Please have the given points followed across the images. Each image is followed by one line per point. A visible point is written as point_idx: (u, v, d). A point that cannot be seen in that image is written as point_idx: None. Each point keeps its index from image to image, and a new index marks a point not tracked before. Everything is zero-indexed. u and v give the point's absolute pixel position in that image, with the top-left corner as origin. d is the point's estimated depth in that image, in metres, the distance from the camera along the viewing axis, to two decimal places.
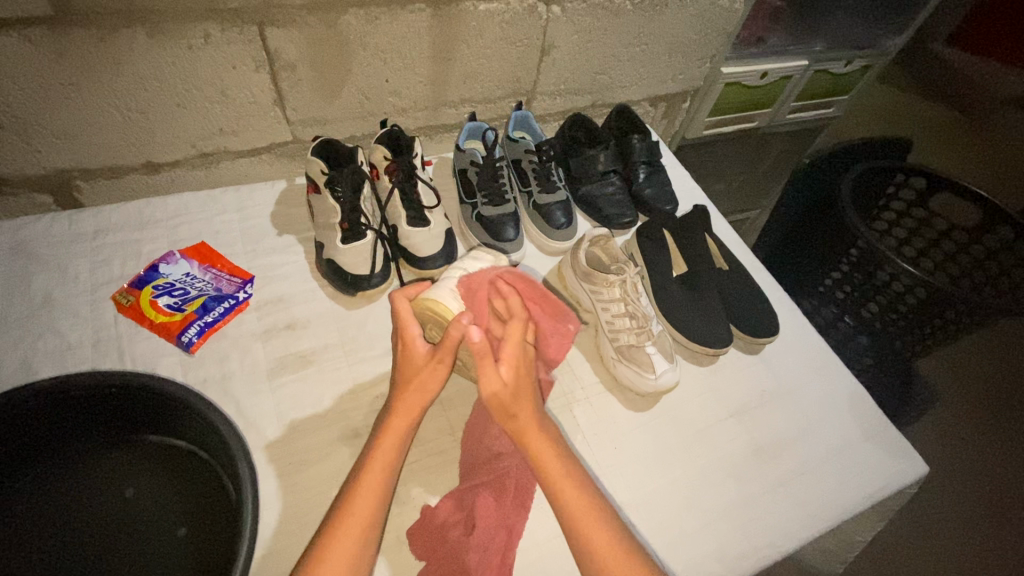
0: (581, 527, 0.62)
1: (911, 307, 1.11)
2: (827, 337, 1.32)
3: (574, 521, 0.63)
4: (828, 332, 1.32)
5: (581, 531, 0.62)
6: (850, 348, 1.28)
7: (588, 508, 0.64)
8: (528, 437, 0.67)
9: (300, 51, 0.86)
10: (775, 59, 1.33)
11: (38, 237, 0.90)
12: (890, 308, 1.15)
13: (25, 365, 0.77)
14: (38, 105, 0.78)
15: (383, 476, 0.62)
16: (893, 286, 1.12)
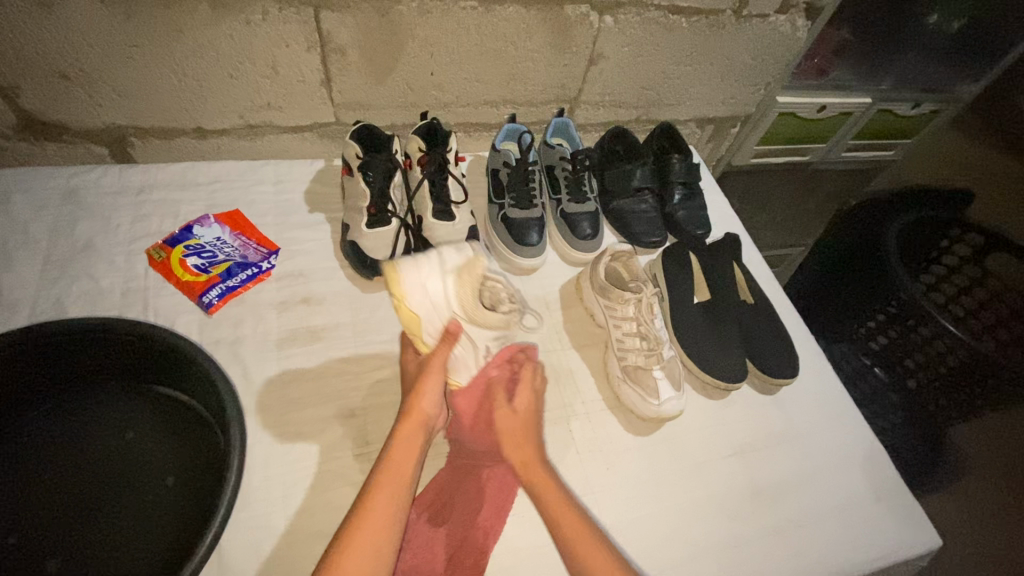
0: (569, 540, 0.65)
1: (952, 368, 1.05)
2: (852, 389, 1.26)
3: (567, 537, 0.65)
4: (855, 384, 1.26)
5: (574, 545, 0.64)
6: (876, 403, 1.22)
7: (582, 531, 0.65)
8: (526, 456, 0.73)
9: (352, 36, 0.89)
10: (835, 93, 1.29)
11: (89, 186, 0.95)
12: (929, 368, 1.09)
13: (59, 303, 0.82)
14: (103, 61, 0.83)
15: (400, 492, 0.62)
16: (933, 346, 1.07)
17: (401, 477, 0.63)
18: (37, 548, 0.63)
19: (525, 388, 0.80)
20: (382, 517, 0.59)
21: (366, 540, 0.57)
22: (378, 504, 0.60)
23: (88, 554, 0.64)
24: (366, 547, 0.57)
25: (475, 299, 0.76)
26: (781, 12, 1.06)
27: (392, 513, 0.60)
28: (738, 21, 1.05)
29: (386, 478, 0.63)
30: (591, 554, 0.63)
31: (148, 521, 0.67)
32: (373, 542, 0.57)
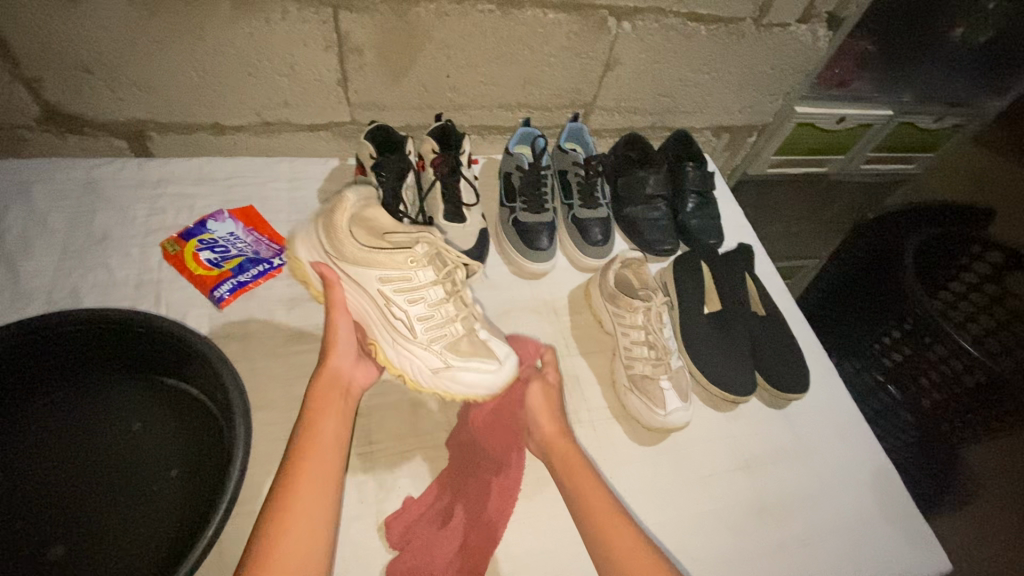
0: (599, 529, 0.66)
1: (969, 387, 1.06)
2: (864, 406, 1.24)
3: (597, 524, 0.66)
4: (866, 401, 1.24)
5: (604, 534, 0.65)
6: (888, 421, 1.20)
7: (612, 518, 0.66)
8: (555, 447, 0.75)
9: (369, 37, 0.89)
10: (856, 104, 1.27)
11: (107, 178, 0.97)
12: (942, 387, 1.09)
13: (75, 293, 0.84)
14: (126, 56, 0.84)
15: (331, 468, 0.65)
16: (949, 364, 1.07)
17: (322, 451, 0.66)
18: (42, 535, 0.64)
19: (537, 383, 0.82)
20: (314, 492, 0.61)
21: (302, 516, 0.59)
22: (309, 479, 0.62)
23: (93, 541, 0.65)
24: (303, 522, 0.58)
25: (362, 237, 0.77)
26: (803, 22, 1.05)
27: (326, 489, 0.62)
28: (759, 30, 1.04)
29: (311, 455, 0.64)
30: (620, 540, 0.64)
31: (152, 512, 0.68)
32: (307, 512, 0.60)
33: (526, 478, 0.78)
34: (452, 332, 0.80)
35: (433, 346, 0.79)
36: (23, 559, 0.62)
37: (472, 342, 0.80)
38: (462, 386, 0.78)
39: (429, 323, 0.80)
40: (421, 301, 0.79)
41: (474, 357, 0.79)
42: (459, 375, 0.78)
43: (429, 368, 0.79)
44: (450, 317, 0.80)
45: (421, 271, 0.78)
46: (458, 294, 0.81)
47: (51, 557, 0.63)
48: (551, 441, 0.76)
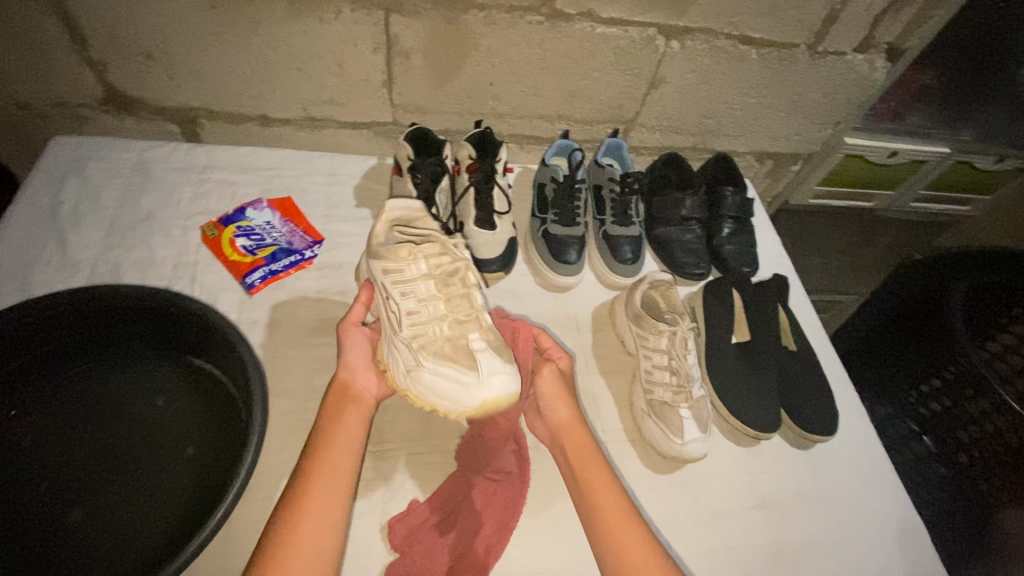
0: (601, 522, 0.67)
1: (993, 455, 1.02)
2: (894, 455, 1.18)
3: (597, 518, 0.68)
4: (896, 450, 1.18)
5: (604, 526, 0.67)
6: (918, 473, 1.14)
7: (613, 511, 0.68)
8: (566, 433, 0.75)
9: (418, 41, 0.91)
10: (909, 139, 1.22)
11: (157, 160, 1.01)
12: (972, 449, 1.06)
13: (116, 268, 0.87)
14: (185, 46, 0.88)
15: (347, 473, 0.65)
16: (979, 425, 1.05)
17: (345, 450, 0.66)
18: (63, 499, 0.66)
19: (546, 368, 0.79)
20: (329, 495, 0.62)
21: (318, 512, 0.61)
22: (325, 483, 0.63)
23: (109, 510, 0.67)
24: (318, 520, 0.60)
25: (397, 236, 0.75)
26: (859, 51, 1.03)
27: (340, 493, 0.63)
28: (811, 57, 1.01)
29: (327, 456, 0.65)
30: (619, 534, 0.66)
31: (167, 487, 0.70)
32: (326, 509, 0.61)
33: (532, 494, 0.77)
34: (437, 333, 0.70)
35: (409, 344, 0.69)
36: (44, 520, 0.65)
37: (458, 347, 0.68)
38: (429, 391, 0.68)
39: (417, 319, 0.70)
40: (411, 295, 0.71)
41: (450, 363, 0.67)
42: (427, 377, 0.68)
43: (404, 366, 0.70)
44: (439, 315, 0.70)
45: (415, 261, 0.71)
46: (459, 295, 0.72)
47: (69, 521, 0.65)
48: (563, 426, 0.76)
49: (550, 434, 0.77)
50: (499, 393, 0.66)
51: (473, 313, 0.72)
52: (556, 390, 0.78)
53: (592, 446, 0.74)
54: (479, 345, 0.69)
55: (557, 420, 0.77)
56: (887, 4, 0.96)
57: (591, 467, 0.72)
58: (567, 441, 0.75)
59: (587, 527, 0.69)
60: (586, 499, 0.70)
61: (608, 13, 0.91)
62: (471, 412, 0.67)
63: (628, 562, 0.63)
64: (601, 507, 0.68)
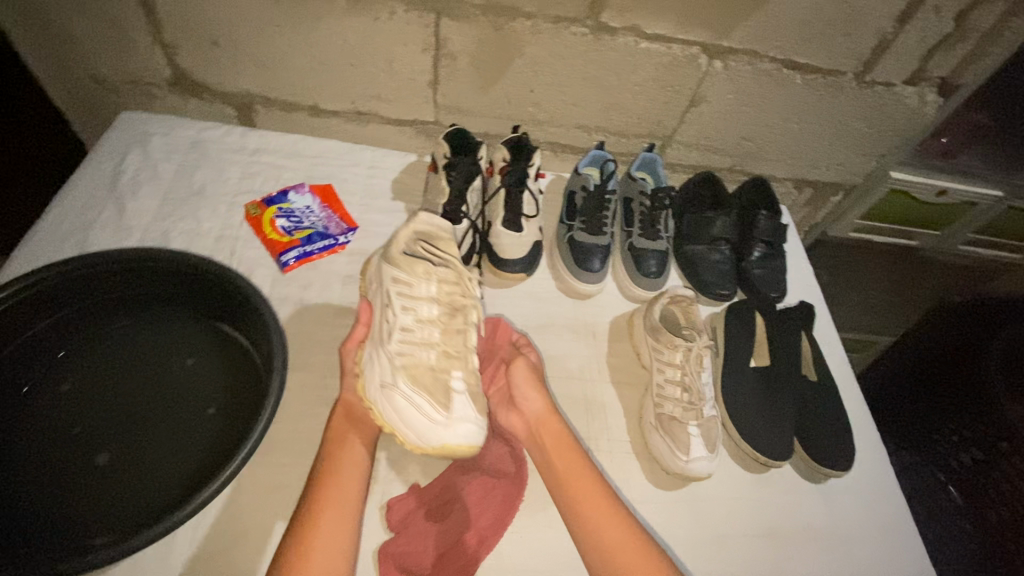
0: (588, 516, 0.68)
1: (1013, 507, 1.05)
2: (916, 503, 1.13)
3: (584, 512, 0.68)
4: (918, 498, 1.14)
5: (594, 520, 0.67)
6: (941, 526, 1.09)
7: (601, 506, 0.68)
8: (542, 428, 0.76)
9: (465, 44, 0.94)
10: (959, 179, 1.18)
11: (214, 140, 1.07)
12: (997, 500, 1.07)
13: (165, 236, 0.93)
14: (249, 35, 0.94)
15: (351, 498, 0.66)
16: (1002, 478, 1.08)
17: (353, 471, 0.69)
18: (92, 442, 0.71)
19: (519, 363, 0.80)
20: (335, 521, 0.63)
21: (326, 538, 0.62)
22: (329, 510, 0.64)
23: (131, 458, 0.71)
24: (326, 546, 0.61)
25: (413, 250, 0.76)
26: (910, 84, 1.01)
27: (345, 518, 0.64)
28: (858, 86, 1.00)
29: (331, 483, 0.67)
30: (609, 528, 0.66)
31: (186, 444, 0.73)
32: (336, 527, 0.63)
33: (531, 494, 0.78)
34: (422, 358, 0.71)
35: (392, 358, 0.70)
36: (74, 460, 0.70)
37: (437, 380, 0.70)
38: (396, 412, 0.68)
39: (409, 338, 0.71)
40: (412, 313, 0.73)
41: (423, 394, 0.68)
42: (398, 399, 0.67)
43: (379, 380, 0.70)
44: (430, 343, 0.72)
45: (427, 281, 0.74)
46: (456, 331, 0.74)
47: (96, 463, 0.70)
48: (539, 418, 0.77)
49: (526, 426, 0.78)
50: (462, 441, 0.68)
51: (463, 352, 0.74)
52: (529, 383, 0.79)
53: (569, 438, 0.75)
54: (459, 387, 0.71)
55: (533, 412, 0.78)
56: (942, 38, 0.94)
57: (568, 457, 0.73)
58: (542, 432, 0.76)
59: (572, 526, 0.68)
60: (570, 496, 0.70)
61: (652, 29, 0.92)
62: (426, 448, 0.68)
63: (618, 558, 0.64)
64: (579, 498, 0.69)
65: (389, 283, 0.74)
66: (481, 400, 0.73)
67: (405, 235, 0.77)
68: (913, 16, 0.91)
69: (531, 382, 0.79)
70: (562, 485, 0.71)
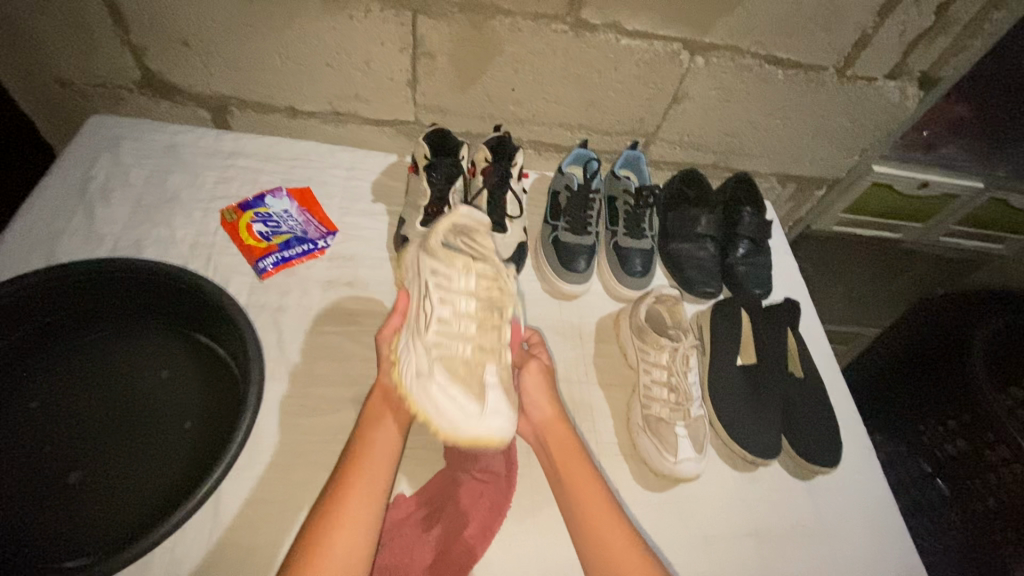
0: (593, 525, 0.66)
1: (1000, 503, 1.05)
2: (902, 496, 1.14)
3: (588, 520, 0.67)
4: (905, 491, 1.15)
5: (598, 530, 0.66)
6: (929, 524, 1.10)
7: (607, 516, 0.67)
8: (552, 434, 0.74)
9: (443, 43, 0.92)
10: (942, 171, 1.18)
11: (188, 144, 1.04)
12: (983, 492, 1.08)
13: (137, 244, 0.91)
14: (221, 36, 0.91)
15: (381, 479, 0.64)
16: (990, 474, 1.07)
17: (384, 453, 0.66)
18: (63, 461, 0.69)
19: (532, 368, 0.79)
20: (362, 502, 0.62)
21: (351, 518, 0.60)
22: (357, 489, 0.62)
23: (104, 476, 0.69)
24: (351, 526, 0.59)
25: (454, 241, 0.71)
26: (891, 78, 1.01)
27: (373, 498, 0.62)
28: (840, 81, 1.00)
29: (363, 462, 0.65)
30: (613, 538, 0.65)
31: (162, 459, 0.71)
32: (362, 511, 0.61)
33: (519, 500, 0.77)
34: (456, 351, 0.67)
35: (428, 349, 0.66)
36: (43, 480, 0.67)
37: (471, 374, 0.66)
38: (430, 402, 0.64)
39: (445, 331, 0.67)
40: (450, 305, 0.67)
41: (457, 386, 0.64)
42: (433, 390, 0.64)
43: (415, 370, 0.66)
44: (466, 335, 0.68)
45: (466, 274, 0.68)
46: (491, 327, 0.70)
47: (69, 482, 0.68)
48: (548, 425, 0.75)
49: (533, 432, 0.77)
50: (495, 435, 0.64)
51: (497, 348, 0.70)
52: (541, 389, 0.78)
53: (576, 445, 0.73)
54: (493, 381, 0.66)
55: (541, 419, 0.76)
56: (921, 31, 0.94)
57: (575, 465, 0.71)
58: (550, 439, 0.74)
59: (577, 535, 0.67)
60: (574, 504, 0.69)
61: (633, 26, 0.91)
62: (457, 439, 0.64)
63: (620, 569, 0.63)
64: (585, 505, 0.68)
65: (428, 274, 0.69)
66: (514, 396, 0.69)
67: (445, 226, 0.70)
68: (892, 10, 0.90)
69: (542, 387, 0.78)
70: (569, 493, 0.70)
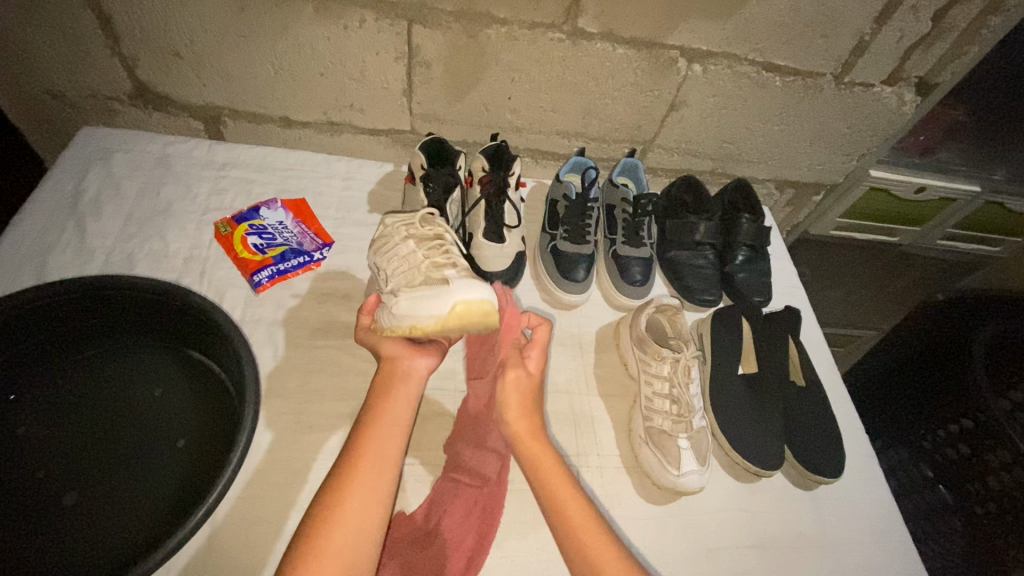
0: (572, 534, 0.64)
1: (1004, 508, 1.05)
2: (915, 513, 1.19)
3: (567, 529, 0.65)
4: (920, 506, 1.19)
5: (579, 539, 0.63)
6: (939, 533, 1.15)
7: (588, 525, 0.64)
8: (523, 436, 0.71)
9: (438, 52, 0.91)
10: (939, 175, 1.18)
11: (181, 155, 1.03)
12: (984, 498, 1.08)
13: (129, 258, 0.89)
14: (213, 46, 0.90)
15: (393, 449, 0.64)
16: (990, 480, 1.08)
17: (397, 422, 0.66)
18: (56, 483, 0.67)
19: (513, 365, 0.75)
20: (375, 474, 0.61)
21: (363, 490, 0.60)
22: (369, 464, 0.61)
23: (97, 498, 0.67)
24: (363, 496, 0.59)
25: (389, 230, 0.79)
26: (888, 84, 1.01)
27: (386, 472, 0.62)
28: (837, 87, 1.00)
29: (374, 433, 0.64)
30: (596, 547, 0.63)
31: (156, 480, 0.70)
32: (375, 481, 0.61)
33: (521, 515, 0.75)
34: (415, 274, 0.71)
35: (396, 286, 0.72)
36: (36, 504, 0.66)
37: (432, 280, 0.69)
38: (406, 317, 0.68)
39: (399, 274, 0.73)
40: (398, 255, 0.74)
41: (424, 289, 0.68)
42: (404, 308, 0.68)
43: (389, 308, 0.71)
44: (416, 262, 0.72)
45: (399, 230, 0.76)
46: (439, 247, 0.73)
47: (63, 505, 0.66)
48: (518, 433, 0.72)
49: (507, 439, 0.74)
50: (473, 298, 0.66)
51: (452, 256, 0.72)
52: (517, 393, 0.74)
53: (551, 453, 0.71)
54: (455, 275, 0.69)
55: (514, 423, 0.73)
56: (919, 37, 0.93)
57: (554, 477, 0.68)
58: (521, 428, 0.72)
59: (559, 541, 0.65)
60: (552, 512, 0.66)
61: (629, 34, 0.90)
62: (443, 321, 0.66)
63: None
64: (571, 522, 0.65)
65: (377, 251, 0.78)
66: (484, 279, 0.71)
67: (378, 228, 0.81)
68: (889, 16, 0.90)
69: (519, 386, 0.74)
70: (544, 494, 0.67)
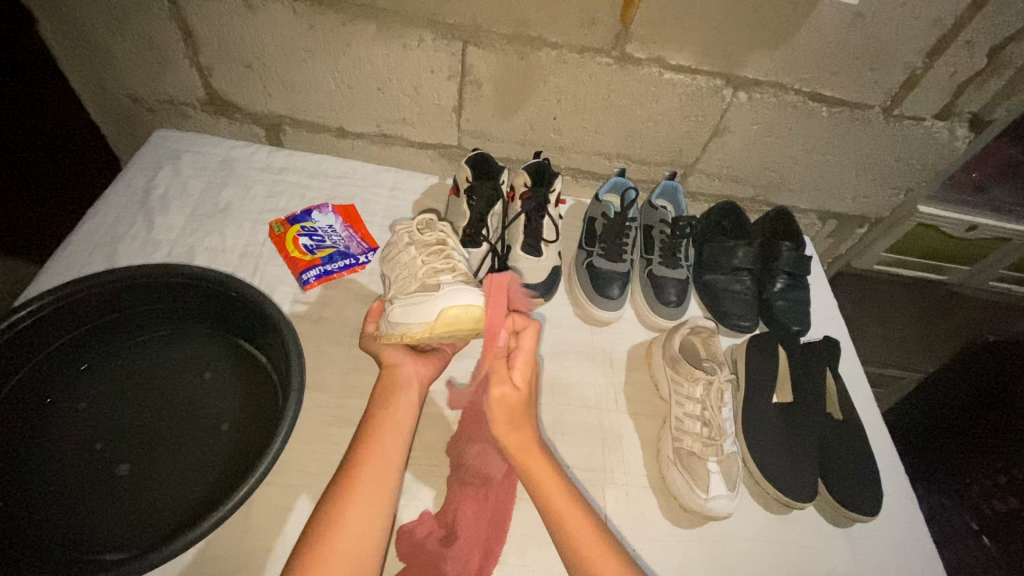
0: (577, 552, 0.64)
1: None
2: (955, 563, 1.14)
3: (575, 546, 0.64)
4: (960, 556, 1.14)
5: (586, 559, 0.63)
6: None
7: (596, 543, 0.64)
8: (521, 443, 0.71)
9: (489, 72, 0.96)
10: (992, 215, 1.15)
11: (242, 159, 1.10)
12: None
13: (190, 251, 0.95)
14: (281, 60, 0.97)
15: (393, 462, 0.65)
16: None
17: (398, 427, 0.69)
18: (111, 455, 0.72)
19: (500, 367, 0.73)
20: (376, 478, 0.63)
21: (365, 496, 0.62)
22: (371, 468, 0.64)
23: (146, 472, 0.71)
24: (367, 500, 0.61)
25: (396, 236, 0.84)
26: (941, 118, 0.99)
27: (387, 476, 0.64)
28: (887, 120, 0.99)
29: (376, 438, 0.67)
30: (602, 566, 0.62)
31: (200, 461, 0.74)
32: (377, 484, 0.63)
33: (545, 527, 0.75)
34: (413, 278, 0.76)
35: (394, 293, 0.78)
36: (94, 473, 0.70)
37: (428, 283, 0.74)
38: (401, 324, 0.73)
39: (399, 278, 0.78)
40: (399, 260, 0.80)
41: (415, 294, 0.73)
42: (399, 315, 0.73)
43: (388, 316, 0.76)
44: (415, 268, 0.77)
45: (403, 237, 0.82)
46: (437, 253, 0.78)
47: (117, 474, 0.70)
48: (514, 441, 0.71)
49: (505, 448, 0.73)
50: (459, 304, 0.69)
51: (450, 262, 0.76)
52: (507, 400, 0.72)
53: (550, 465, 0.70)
54: (449, 280, 0.73)
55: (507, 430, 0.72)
56: (973, 74, 0.92)
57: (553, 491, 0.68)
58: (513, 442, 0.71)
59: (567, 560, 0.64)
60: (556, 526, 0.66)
61: (676, 60, 0.92)
62: (430, 327, 0.71)
63: None
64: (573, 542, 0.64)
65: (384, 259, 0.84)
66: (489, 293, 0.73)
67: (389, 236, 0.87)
68: (943, 51, 0.89)
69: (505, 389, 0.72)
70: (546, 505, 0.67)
